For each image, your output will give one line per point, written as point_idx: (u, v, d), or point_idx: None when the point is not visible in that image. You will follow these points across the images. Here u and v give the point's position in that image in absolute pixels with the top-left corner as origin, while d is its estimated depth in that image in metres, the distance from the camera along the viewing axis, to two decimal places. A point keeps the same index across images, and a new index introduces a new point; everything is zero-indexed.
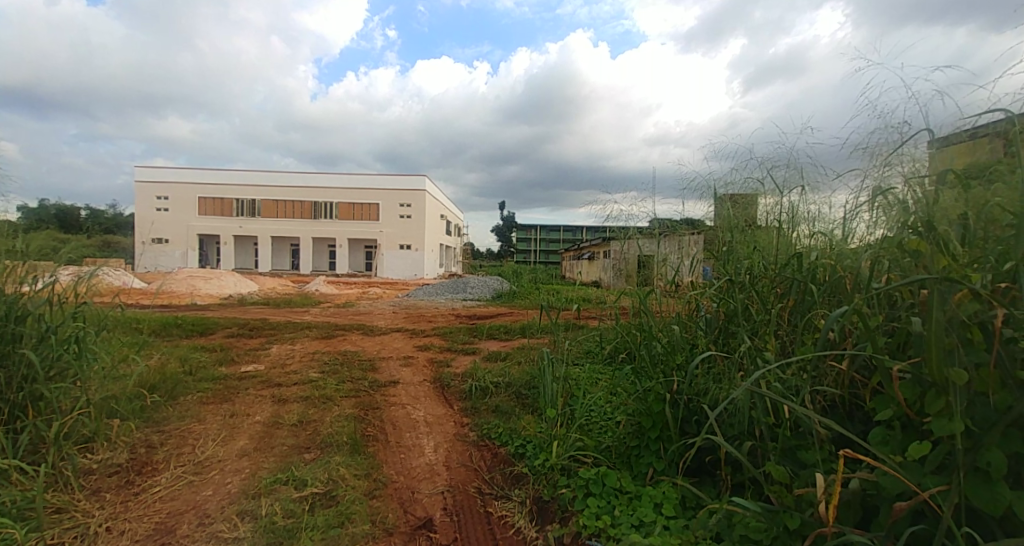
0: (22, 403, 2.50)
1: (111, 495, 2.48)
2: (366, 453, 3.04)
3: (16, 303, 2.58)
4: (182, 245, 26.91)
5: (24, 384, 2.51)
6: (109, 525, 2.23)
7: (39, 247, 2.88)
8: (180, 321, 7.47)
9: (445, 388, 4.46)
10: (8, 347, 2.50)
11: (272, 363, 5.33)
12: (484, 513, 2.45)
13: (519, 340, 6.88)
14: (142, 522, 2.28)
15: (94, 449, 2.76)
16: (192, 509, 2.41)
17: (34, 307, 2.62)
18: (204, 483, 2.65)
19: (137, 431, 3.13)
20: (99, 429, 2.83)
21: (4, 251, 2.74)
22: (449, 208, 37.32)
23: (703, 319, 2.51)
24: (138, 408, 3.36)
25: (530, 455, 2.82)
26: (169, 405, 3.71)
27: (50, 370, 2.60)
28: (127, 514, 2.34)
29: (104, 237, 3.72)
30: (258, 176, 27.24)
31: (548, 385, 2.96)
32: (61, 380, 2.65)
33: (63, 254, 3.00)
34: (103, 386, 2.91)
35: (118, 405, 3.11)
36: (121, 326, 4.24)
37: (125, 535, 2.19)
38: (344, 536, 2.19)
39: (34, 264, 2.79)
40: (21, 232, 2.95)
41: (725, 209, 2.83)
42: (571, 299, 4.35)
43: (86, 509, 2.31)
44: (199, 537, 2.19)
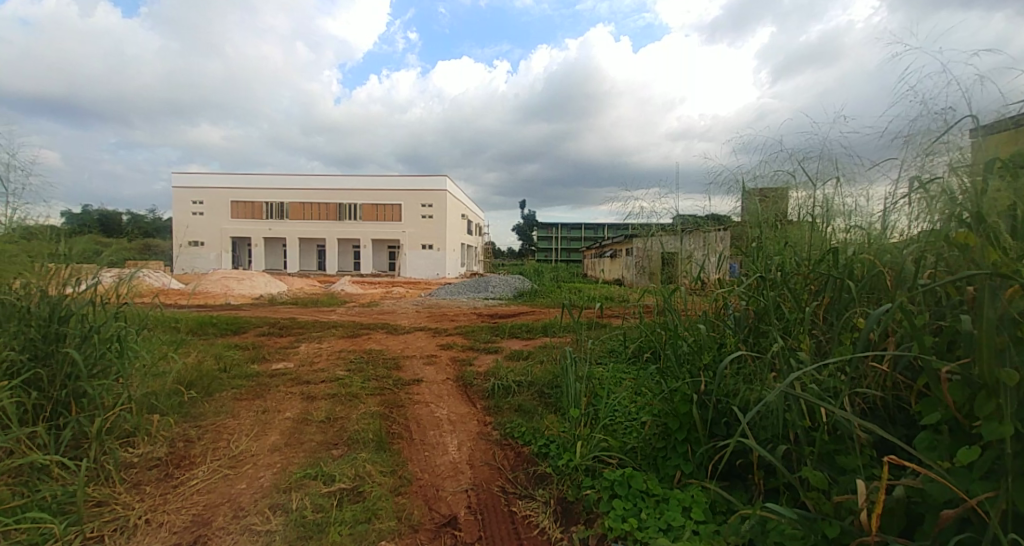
0: (65, 400, 2.60)
1: (150, 488, 2.56)
2: (391, 451, 3.07)
3: (59, 303, 2.68)
4: (215, 248, 27.84)
5: (67, 382, 2.60)
6: (148, 518, 2.31)
7: (82, 249, 2.98)
8: (214, 320, 7.72)
9: (468, 387, 4.47)
10: (53, 346, 2.61)
11: (300, 360, 5.45)
12: (508, 512, 2.44)
13: (541, 338, 6.83)
14: (180, 514, 2.36)
15: (135, 443, 2.88)
16: (227, 501, 2.47)
17: (78, 308, 2.73)
18: (239, 477, 2.72)
19: (175, 426, 3.24)
20: (139, 424, 2.93)
21: (49, 255, 2.85)
22: (469, 207, 37.49)
23: (732, 318, 2.42)
24: (176, 404, 3.49)
25: (553, 454, 2.81)
26: (206, 401, 3.83)
27: (93, 368, 2.71)
28: (166, 506, 2.41)
29: (143, 241, 3.86)
30: (285, 180, 27.92)
31: (571, 384, 2.94)
32: (104, 377, 2.75)
33: (105, 256, 3.12)
34: (143, 383, 3.02)
35: (157, 401, 3.23)
36: (161, 326, 4.40)
37: (164, 527, 2.25)
38: (371, 532, 2.21)
39: (77, 266, 2.90)
40: (65, 237, 3.07)
41: (753, 204, 2.73)
42: (593, 297, 4.30)
43: (127, 502, 2.40)
44: (234, 530, 2.24)
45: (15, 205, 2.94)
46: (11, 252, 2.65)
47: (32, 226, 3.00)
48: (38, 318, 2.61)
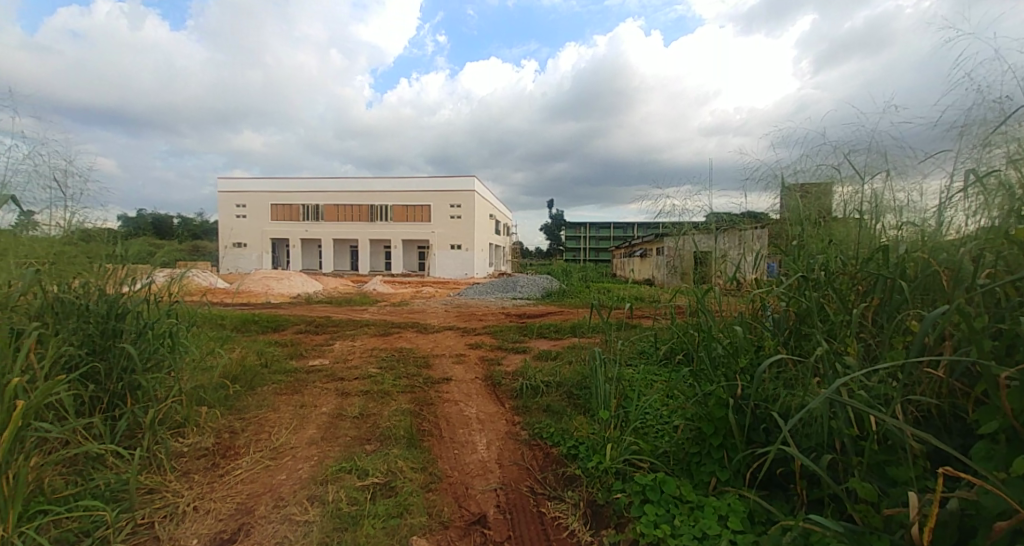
0: (121, 392, 2.73)
1: (199, 476, 2.67)
2: (421, 448, 3.09)
3: (116, 301, 2.80)
4: (255, 249, 28.91)
5: (123, 375, 2.73)
6: (196, 505, 2.41)
7: (136, 251, 3.15)
8: (255, 318, 8.03)
9: (496, 386, 4.47)
10: (110, 341, 2.73)
11: (335, 357, 5.59)
12: (537, 513, 2.42)
13: (569, 339, 6.77)
14: (226, 502, 2.45)
15: (184, 434, 3.02)
16: (268, 491, 2.55)
17: (133, 305, 2.86)
18: (279, 468, 2.80)
19: (221, 418, 3.37)
20: (188, 415, 3.10)
21: (106, 256, 2.99)
22: (496, 207, 37.60)
23: (771, 319, 2.33)
24: (222, 397, 3.64)
25: (583, 456, 2.77)
26: (249, 395, 3.97)
27: (148, 362, 2.85)
28: (213, 494, 2.51)
29: (192, 243, 4.06)
30: (319, 183, 28.75)
31: (600, 385, 2.89)
32: (157, 370, 2.92)
33: (158, 257, 3.29)
34: (192, 377, 3.25)
35: (204, 394, 3.38)
36: (209, 323, 4.59)
37: (211, 514, 2.35)
38: (403, 526, 2.24)
39: (132, 267, 3.05)
40: (121, 239, 3.25)
41: (793, 200, 2.62)
42: (623, 297, 4.24)
43: (177, 489, 2.51)
44: (274, 519, 2.31)
45: (74, 209, 3.11)
46: (71, 253, 2.78)
47: (90, 229, 3.17)
48: (97, 315, 2.70)
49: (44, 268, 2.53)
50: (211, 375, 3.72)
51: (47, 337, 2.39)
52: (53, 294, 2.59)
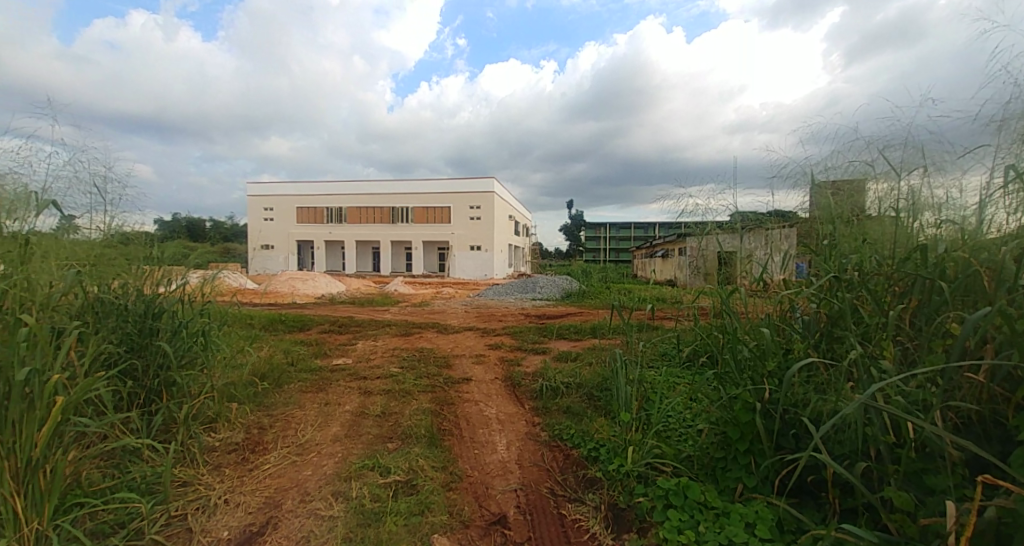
0: (157, 388, 2.83)
1: (230, 469, 2.75)
2: (442, 447, 3.11)
3: (153, 301, 2.91)
4: (281, 250, 29.60)
5: (159, 371, 2.83)
6: (227, 498, 2.48)
7: (172, 253, 3.27)
8: (282, 317, 8.22)
9: (515, 387, 4.46)
10: (146, 340, 2.82)
11: (358, 356, 5.68)
12: (558, 515, 2.40)
13: (589, 340, 6.72)
14: (255, 495, 2.51)
15: (216, 429, 3.11)
16: (295, 486, 2.61)
17: (168, 305, 2.97)
18: (305, 464, 2.85)
19: (250, 414, 3.45)
20: (220, 411, 3.19)
21: (144, 258, 3.11)
22: (516, 208, 37.65)
23: (800, 321, 2.26)
24: (251, 394, 3.74)
25: (604, 459, 2.73)
26: (276, 392, 4.06)
27: (183, 359, 2.96)
28: (243, 488, 2.58)
29: (223, 245, 4.19)
30: (342, 185, 29.27)
31: (621, 387, 2.85)
32: (190, 367, 3.02)
33: (191, 259, 3.40)
34: (223, 374, 3.34)
35: (234, 391, 3.48)
36: (239, 322, 4.71)
37: (241, 507, 2.41)
38: (424, 524, 2.26)
39: (168, 268, 3.16)
40: (157, 241, 3.37)
41: (824, 197, 2.54)
42: (644, 298, 4.18)
43: (209, 482, 2.58)
44: (301, 513, 2.36)
45: (113, 213, 3.24)
46: (111, 255, 2.90)
47: (129, 231, 3.30)
48: (135, 314, 2.81)
49: (85, 269, 2.61)
50: (240, 372, 3.81)
51: (87, 335, 2.46)
52: (94, 294, 2.68)
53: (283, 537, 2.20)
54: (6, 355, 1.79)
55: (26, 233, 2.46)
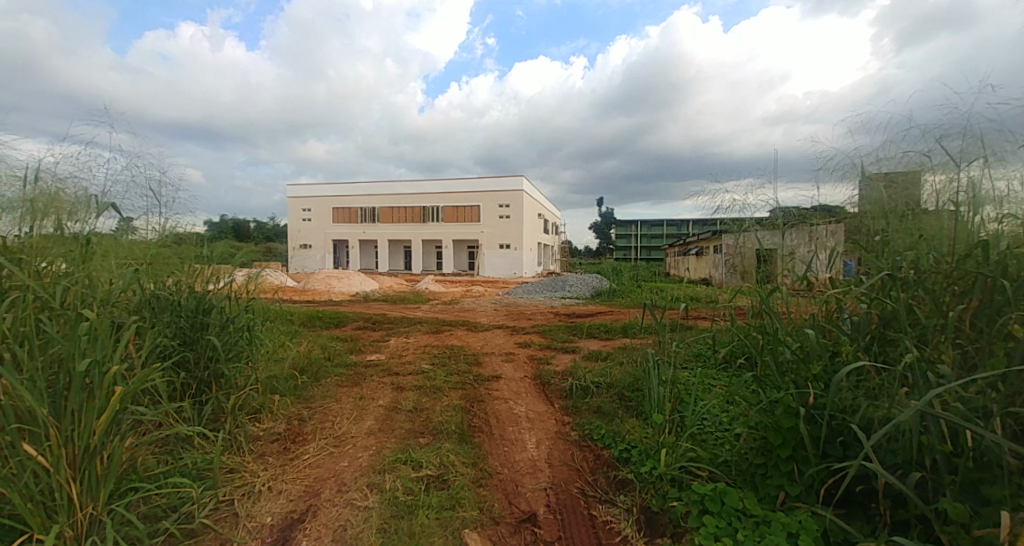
0: (207, 380, 2.94)
1: (273, 458, 2.84)
2: (472, 443, 3.12)
3: (204, 297, 3.04)
4: (317, 250, 30.51)
5: (209, 363, 2.95)
6: (270, 485, 2.57)
7: (220, 252, 3.43)
8: (319, 314, 8.47)
9: (545, 385, 4.43)
10: (197, 334, 2.93)
11: (391, 353, 5.78)
12: (588, 515, 2.37)
13: (620, 339, 6.61)
14: (295, 483, 2.59)
15: (260, 419, 3.22)
16: (333, 476, 2.68)
17: (217, 301, 3.10)
18: (341, 455, 2.92)
19: (291, 406, 3.55)
20: (264, 403, 3.30)
21: (195, 258, 3.28)
22: (545, 206, 37.50)
23: (849, 322, 2.15)
24: (292, 387, 3.87)
25: (635, 461, 2.67)
26: (314, 385, 4.17)
27: (230, 352, 3.06)
28: (284, 476, 2.67)
29: (266, 245, 4.35)
30: (376, 186, 29.92)
31: (653, 388, 2.78)
32: (237, 360, 3.14)
33: (237, 258, 3.55)
34: (266, 368, 3.46)
35: (276, 384, 3.61)
36: (281, 318, 4.88)
37: (282, 494, 2.49)
38: (455, 519, 2.27)
39: (216, 267, 3.31)
40: (207, 242, 3.54)
41: (874, 191, 2.40)
42: (678, 297, 4.07)
43: (253, 470, 2.68)
44: (338, 502, 2.42)
45: (168, 215, 3.41)
46: (166, 255, 3.07)
47: (181, 232, 3.49)
48: (187, 309, 2.92)
49: (142, 267, 2.78)
50: (281, 366, 3.94)
51: (144, 329, 2.60)
52: (150, 291, 2.84)
53: (321, 525, 2.26)
54: (69, 347, 1.89)
55: (88, 234, 2.63)
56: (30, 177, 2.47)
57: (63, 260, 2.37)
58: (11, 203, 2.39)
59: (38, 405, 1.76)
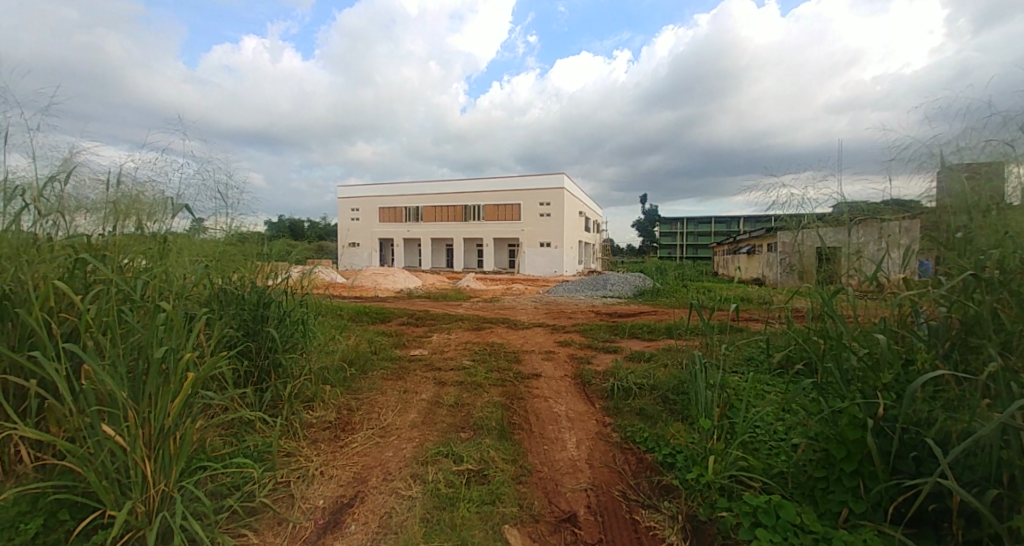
0: (266, 368, 3.09)
1: (325, 444, 2.94)
2: (512, 440, 3.10)
3: (264, 292, 3.19)
4: (364, 248, 31.51)
5: (269, 353, 3.09)
6: (322, 470, 2.65)
7: (279, 250, 3.59)
8: (366, 309, 8.73)
9: (585, 385, 4.35)
10: (258, 326, 3.09)
11: (433, 348, 5.86)
12: (631, 520, 2.29)
13: (664, 340, 6.40)
14: (345, 470, 2.67)
15: (314, 407, 3.34)
16: (379, 465, 2.73)
17: (276, 296, 3.24)
18: (387, 445, 2.97)
19: (341, 396, 3.66)
20: (317, 392, 3.42)
21: (256, 255, 3.46)
22: (586, 204, 37.05)
23: (923, 327, 1.97)
24: (342, 378, 3.99)
25: (681, 467, 2.56)
26: (362, 378, 4.29)
27: (287, 343, 3.21)
28: (335, 462, 2.75)
29: (319, 244, 4.53)
30: (420, 185, 30.58)
31: (701, 392, 2.65)
32: (293, 351, 3.28)
33: (293, 256, 3.71)
34: (317, 360, 3.59)
35: (327, 375, 3.74)
36: (332, 313, 5.05)
37: (332, 479, 2.57)
38: (495, 514, 2.27)
39: (274, 264, 3.47)
40: (267, 240, 3.72)
41: (953, 184, 2.19)
42: (727, 298, 3.89)
43: (308, 455, 2.77)
44: (384, 490, 2.47)
45: (234, 216, 3.61)
46: (232, 252, 3.24)
47: (245, 231, 3.68)
48: (249, 303, 3.07)
49: (212, 263, 2.92)
50: (331, 358, 4.07)
51: (213, 320, 2.75)
52: (218, 285, 3.00)
53: (369, 511, 2.31)
54: (148, 335, 2.03)
55: (164, 233, 2.81)
56: (112, 181, 2.67)
57: (143, 256, 2.52)
58: (96, 204, 2.57)
59: (118, 388, 1.88)
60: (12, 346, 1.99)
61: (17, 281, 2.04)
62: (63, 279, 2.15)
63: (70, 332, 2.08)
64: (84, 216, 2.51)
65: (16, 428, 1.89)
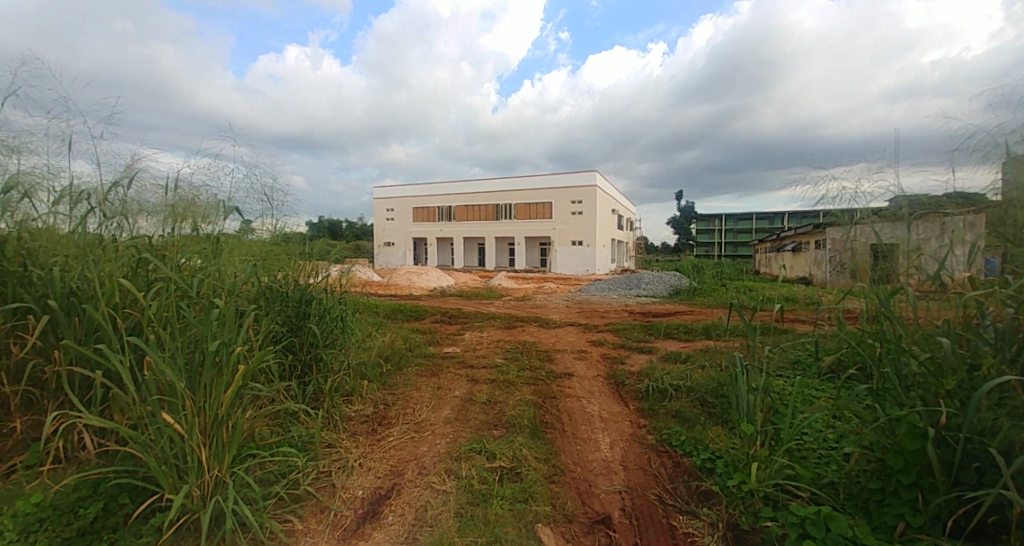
0: (309, 362, 3.17)
1: (363, 437, 2.99)
2: (545, 439, 3.06)
3: (306, 290, 3.28)
4: (399, 247, 32.13)
5: (312, 348, 3.17)
6: (361, 462, 2.70)
7: (319, 250, 3.69)
8: (401, 307, 8.88)
9: (619, 386, 4.26)
10: (301, 322, 3.15)
11: (466, 346, 5.89)
12: (667, 525, 2.21)
13: (702, 341, 6.19)
14: (381, 463, 2.70)
15: (353, 400, 3.41)
16: (414, 459, 2.75)
17: (317, 293, 3.32)
18: (421, 440, 2.99)
19: (377, 391, 3.72)
20: (355, 386, 3.48)
21: (299, 254, 3.56)
22: (620, 201, 36.46)
23: (990, 330, 1.82)
24: (379, 374, 4.06)
25: (720, 473, 2.45)
26: (397, 374, 4.34)
27: (327, 339, 3.28)
28: (372, 455, 2.79)
29: (357, 243, 4.62)
30: (453, 185, 30.91)
31: (742, 395, 2.52)
32: (333, 346, 3.36)
33: (332, 255, 3.80)
34: (356, 355, 3.67)
35: (365, 370, 3.81)
36: (368, 310, 5.14)
37: (370, 471, 2.61)
38: (528, 512, 2.24)
39: (315, 263, 3.55)
40: (308, 240, 3.83)
41: (1018, 174, 2.00)
42: (770, 297, 3.72)
43: (347, 446, 2.82)
44: (419, 484, 2.48)
45: (279, 217, 3.72)
46: (277, 253, 3.34)
47: (289, 232, 3.78)
48: (293, 300, 3.16)
49: (259, 262, 3.02)
50: (368, 354, 4.14)
51: (261, 316, 2.84)
52: (264, 283, 3.10)
53: (405, 503, 2.32)
54: (203, 330, 2.09)
55: (217, 234, 2.92)
56: (170, 186, 2.83)
57: (198, 256, 2.63)
58: (156, 207, 2.72)
59: (176, 379, 1.95)
60: (80, 339, 2.11)
61: (85, 279, 2.16)
62: (128, 277, 2.27)
63: (133, 326, 2.19)
64: (146, 219, 2.67)
65: (82, 416, 2.01)
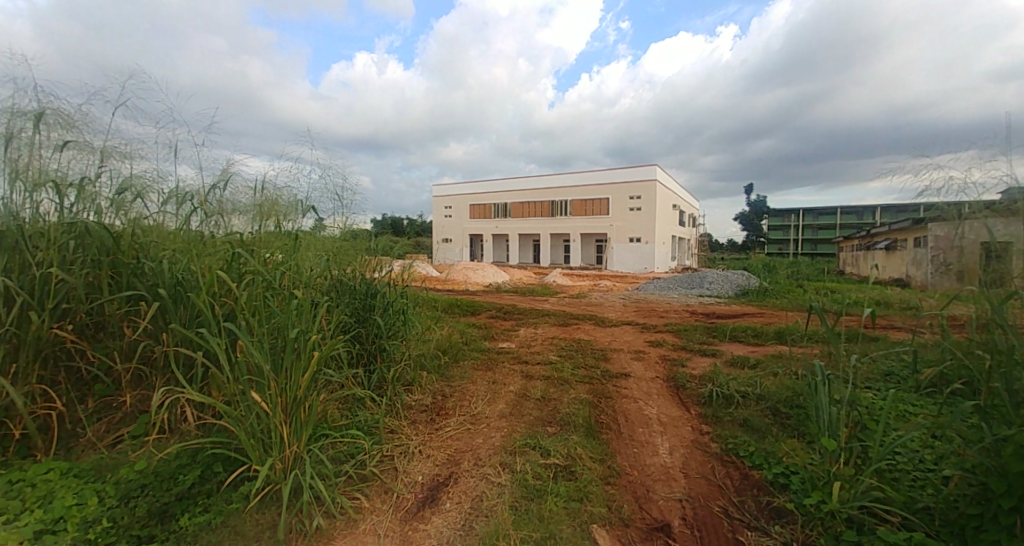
0: (373, 351, 3.25)
1: (421, 426, 3.01)
2: (600, 439, 2.93)
3: (372, 283, 3.37)
4: (457, 243, 32.76)
5: (376, 339, 3.25)
6: (421, 449, 2.72)
7: (383, 245, 3.78)
8: (458, 301, 9.00)
9: (680, 389, 4.02)
10: (367, 313, 3.25)
11: (521, 342, 5.85)
12: (734, 541, 2.03)
13: (773, 346, 5.75)
14: (439, 451, 2.71)
15: (412, 390, 3.46)
16: (469, 450, 2.73)
17: (381, 287, 3.40)
18: (476, 433, 2.97)
19: (436, 383, 3.76)
20: (415, 377, 3.53)
21: (365, 249, 3.67)
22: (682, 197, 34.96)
23: None
24: (437, 366, 4.10)
25: (797, 490, 2.21)
26: (454, 367, 4.38)
27: (390, 331, 3.36)
28: (430, 443, 2.80)
29: (417, 239, 4.71)
30: (511, 182, 31.02)
31: (823, 408, 2.24)
32: (395, 338, 3.43)
33: (395, 250, 3.89)
34: (416, 348, 3.73)
35: (425, 362, 3.87)
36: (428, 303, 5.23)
37: (428, 459, 2.62)
38: (584, 512, 2.14)
39: (379, 258, 3.64)
40: (373, 236, 3.94)
41: None
42: (855, 300, 3.35)
43: (408, 433, 2.86)
44: (474, 475, 2.46)
45: (349, 214, 3.85)
46: (347, 248, 3.45)
47: (357, 228, 3.90)
48: (360, 292, 3.26)
49: (331, 257, 3.14)
50: (426, 347, 4.20)
51: (332, 307, 2.94)
52: (337, 276, 3.21)
53: (461, 492, 2.30)
54: (284, 318, 2.19)
55: (297, 231, 3.07)
56: (259, 189, 3.05)
57: (281, 252, 2.72)
58: (246, 207, 2.94)
59: (263, 361, 2.04)
60: (185, 323, 2.27)
61: (188, 271, 2.34)
62: (224, 269, 2.40)
63: (229, 313, 2.33)
64: (239, 218, 2.89)
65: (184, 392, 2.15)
